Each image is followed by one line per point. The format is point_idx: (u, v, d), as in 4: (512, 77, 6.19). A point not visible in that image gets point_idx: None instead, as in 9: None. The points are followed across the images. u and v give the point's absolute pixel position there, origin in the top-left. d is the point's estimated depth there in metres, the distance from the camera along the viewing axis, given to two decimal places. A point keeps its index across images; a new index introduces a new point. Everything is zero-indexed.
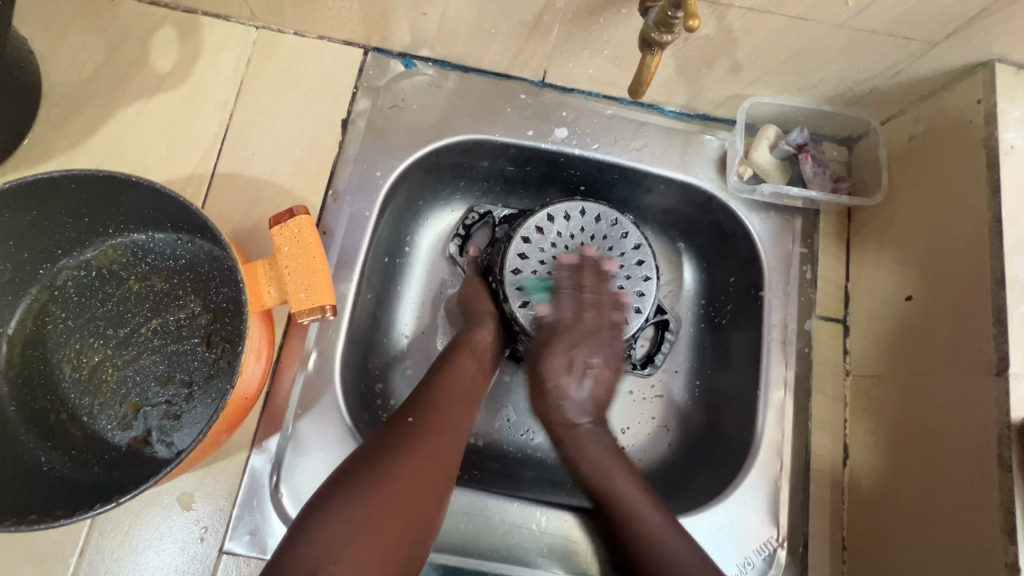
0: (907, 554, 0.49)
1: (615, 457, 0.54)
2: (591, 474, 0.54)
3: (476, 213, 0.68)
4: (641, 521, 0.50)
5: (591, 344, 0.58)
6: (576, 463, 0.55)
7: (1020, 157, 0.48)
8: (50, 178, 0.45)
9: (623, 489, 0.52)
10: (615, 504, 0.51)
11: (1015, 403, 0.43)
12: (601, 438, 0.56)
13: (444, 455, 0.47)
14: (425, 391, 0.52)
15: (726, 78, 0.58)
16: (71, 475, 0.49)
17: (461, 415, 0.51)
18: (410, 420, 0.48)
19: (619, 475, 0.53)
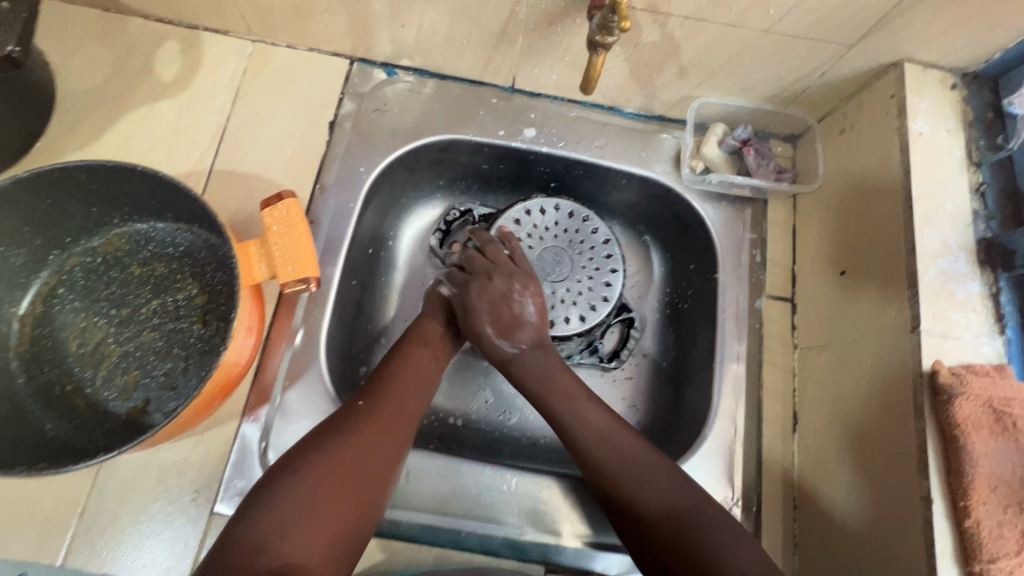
0: (846, 503, 0.53)
1: (591, 400, 0.57)
2: (562, 403, 0.57)
3: (458, 210, 0.73)
4: (614, 449, 0.53)
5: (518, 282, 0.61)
6: (559, 394, 0.57)
7: (927, 143, 0.54)
8: (65, 167, 0.51)
9: (602, 423, 0.55)
10: (606, 443, 0.54)
11: (926, 355, 0.48)
12: (592, 400, 0.57)
13: (388, 438, 0.51)
14: (376, 380, 0.55)
15: (676, 80, 0.64)
16: (75, 441, 0.53)
17: (409, 401, 0.55)
18: (357, 409, 0.52)
19: (608, 427, 0.55)
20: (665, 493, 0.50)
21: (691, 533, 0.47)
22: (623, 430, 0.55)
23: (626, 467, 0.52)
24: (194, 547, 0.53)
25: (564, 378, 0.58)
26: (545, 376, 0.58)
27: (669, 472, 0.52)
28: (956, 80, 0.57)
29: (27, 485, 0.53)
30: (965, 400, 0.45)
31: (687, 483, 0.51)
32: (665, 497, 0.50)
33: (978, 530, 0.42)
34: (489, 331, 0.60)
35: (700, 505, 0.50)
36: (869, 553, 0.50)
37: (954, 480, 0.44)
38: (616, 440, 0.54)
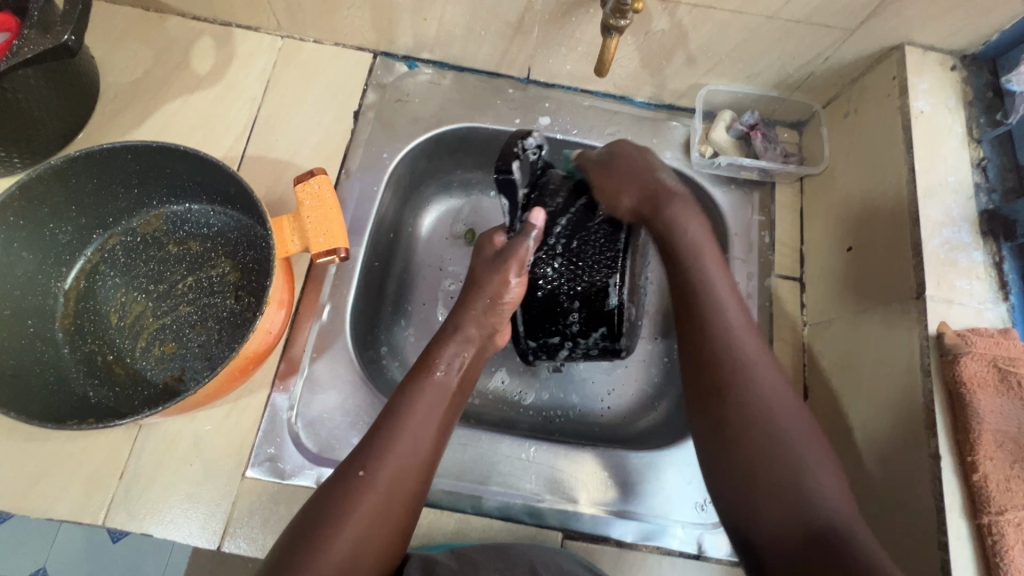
0: (857, 470, 0.55)
1: (745, 325, 0.52)
2: (708, 328, 0.51)
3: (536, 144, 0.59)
4: (814, 471, 0.45)
5: (629, 176, 0.58)
6: (705, 321, 0.52)
7: (928, 120, 0.57)
8: (113, 147, 0.54)
9: (793, 440, 0.46)
10: (747, 380, 0.49)
11: (932, 319, 0.50)
12: (764, 355, 0.51)
13: (394, 510, 0.47)
14: (377, 436, 0.50)
15: (685, 68, 0.67)
16: (116, 407, 0.56)
17: (421, 451, 0.50)
18: (361, 474, 0.47)
19: (762, 380, 0.49)
20: (788, 453, 0.45)
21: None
22: (818, 448, 0.46)
23: (765, 419, 0.47)
24: (225, 510, 0.55)
25: (727, 308, 0.52)
26: (711, 316, 0.52)
27: (813, 449, 0.46)
28: (956, 62, 0.60)
29: (71, 449, 0.55)
30: (970, 359, 0.46)
31: (827, 463, 0.45)
32: (790, 465, 0.45)
33: (986, 483, 0.44)
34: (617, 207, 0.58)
35: (821, 482, 0.44)
36: (880, 516, 0.51)
37: (961, 437, 0.46)
38: (763, 392, 0.48)
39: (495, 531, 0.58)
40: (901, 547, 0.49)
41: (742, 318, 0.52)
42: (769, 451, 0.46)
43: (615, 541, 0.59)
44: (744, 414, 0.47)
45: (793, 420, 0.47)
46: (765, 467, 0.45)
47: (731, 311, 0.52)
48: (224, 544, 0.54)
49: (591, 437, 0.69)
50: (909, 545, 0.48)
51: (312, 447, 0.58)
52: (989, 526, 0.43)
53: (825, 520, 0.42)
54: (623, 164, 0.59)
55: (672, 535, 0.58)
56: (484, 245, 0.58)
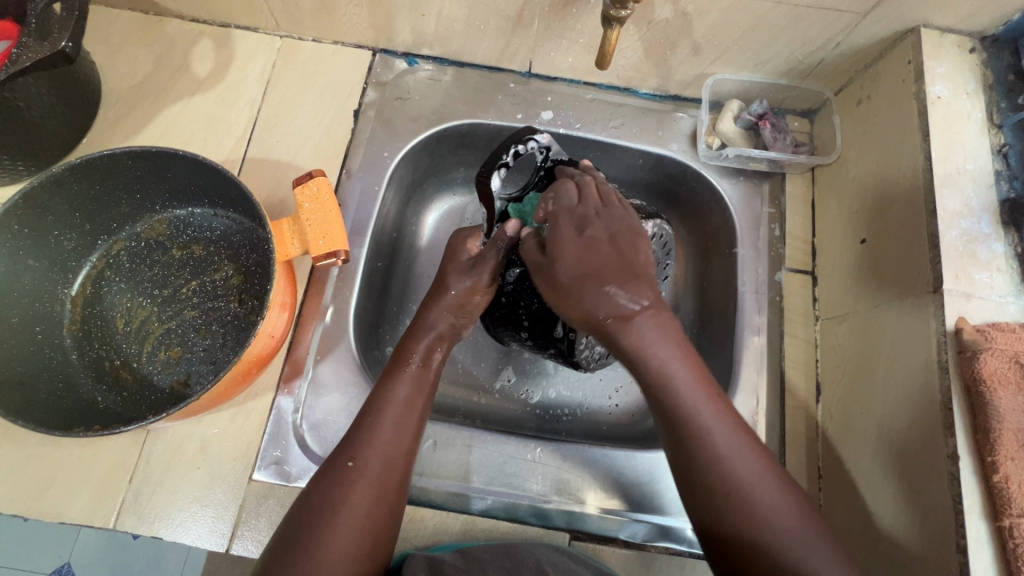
0: (873, 468, 0.53)
1: (702, 395, 0.42)
2: (694, 452, 0.40)
3: (537, 142, 0.56)
4: (794, 559, 0.37)
5: (580, 291, 0.44)
6: (694, 446, 0.41)
7: (945, 106, 0.54)
8: (113, 153, 0.54)
9: (772, 522, 0.38)
10: (741, 510, 0.39)
11: (950, 314, 0.48)
12: (734, 448, 0.40)
13: (387, 498, 0.47)
14: (363, 424, 0.50)
15: (690, 58, 0.65)
16: (124, 412, 0.56)
17: (404, 439, 0.50)
18: (351, 463, 0.47)
19: (761, 503, 0.39)
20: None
21: None
22: (790, 526, 0.38)
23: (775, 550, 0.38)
24: (233, 513, 0.56)
25: (697, 417, 0.41)
26: (674, 391, 0.41)
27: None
28: (974, 43, 0.57)
29: (81, 453, 0.56)
30: (990, 355, 0.44)
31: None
32: None
33: (1007, 484, 0.42)
34: (565, 307, 0.46)
35: (814, 568, 0.37)
36: (896, 514, 0.50)
37: (981, 436, 0.44)
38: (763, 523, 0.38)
39: (502, 533, 0.57)
40: (917, 547, 0.47)
41: (729, 440, 0.40)
42: (744, 541, 0.38)
43: (623, 542, 0.58)
44: (736, 526, 0.39)
45: (763, 498, 0.39)
46: (757, 566, 0.38)
47: (720, 445, 0.40)
48: (232, 546, 0.55)
49: (599, 436, 0.68)
50: (925, 547, 0.47)
51: (317, 449, 0.58)
52: (1010, 529, 0.42)
53: None
54: (569, 237, 0.46)
55: (682, 535, 0.58)
56: (459, 251, 0.58)
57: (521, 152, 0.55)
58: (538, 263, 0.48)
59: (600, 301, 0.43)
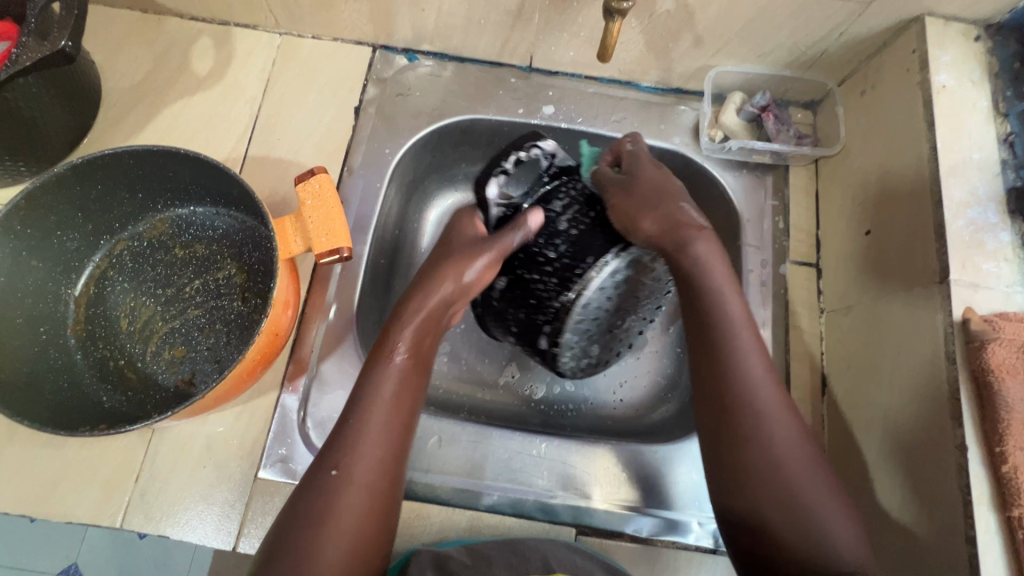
0: (879, 460, 0.53)
1: (746, 325, 0.49)
2: (727, 367, 0.48)
3: (539, 150, 0.59)
4: (792, 464, 0.45)
5: (655, 208, 0.53)
6: (727, 360, 0.48)
7: (951, 95, 0.54)
8: (114, 153, 0.54)
9: (779, 430, 0.46)
10: (757, 416, 0.46)
11: (957, 304, 0.48)
12: (765, 370, 0.48)
13: (377, 503, 0.46)
14: (345, 428, 0.47)
15: (692, 50, 0.65)
16: (129, 412, 0.57)
17: (391, 441, 0.48)
18: (336, 472, 0.45)
19: (775, 409, 0.46)
20: (788, 471, 0.44)
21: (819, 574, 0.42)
22: (798, 437, 0.46)
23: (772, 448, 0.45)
24: (239, 511, 0.56)
25: (740, 341, 0.48)
26: (725, 320, 0.49)
27: (821, 493, 0.44)
28: (979, 32, 0.57)
29: (87, 453, 0.56)
30: (998, 345, 0.44)
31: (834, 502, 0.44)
32: (797, 507, 0.43)
33: (1016, 475, 0.42)
34: (629, 223, 0.53)
35: (804, 477, 0.44)
36: (903, 506, 0.50)
37: (990, 427, 0.44)
38: (770, 426, 0.46)
39: (508, 528, 0.57)
40: (925, 539, 0.47)
41: (761, 359, 0.48)
42: (750, 443, 0.45)
43: (629, 536, 0.58)
44: (753, 431, 0.46)
45: (780, 411, 0.46)
46: (757, 468, 0.45)
47: (753, 366, 0.48)
48: (239, 544, 0.55)
49: (604, 431, 0.68)
50: (933, 539, 0.46)
51: (323, 447, 0.58)
52: (1018, 519, 0.42)
53: (797, 512, 0.43)
54: (641, 178, 0.56)
55: (688, 529, 0.58)
56: (454, 240, 0.57)
57: (524, 159, 0.59)
58: (618, 186, 0.56)
59: (672, 220, 0.52)
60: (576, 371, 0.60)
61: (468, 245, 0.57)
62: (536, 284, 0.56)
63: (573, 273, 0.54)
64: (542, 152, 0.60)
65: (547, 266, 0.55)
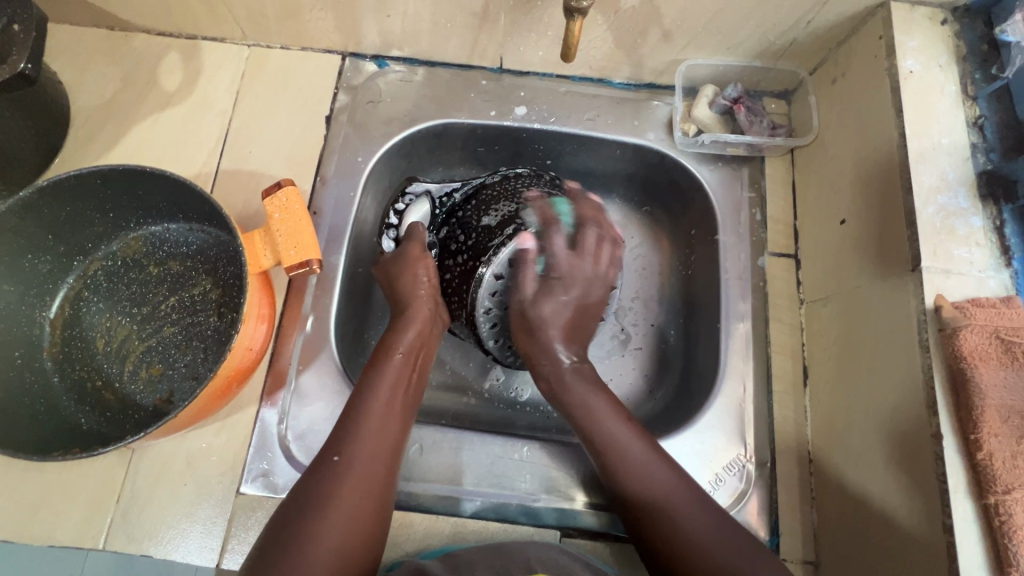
0: (860, 450, 0.53)
1: (589, 380, 0.57)
2: (589, 432, 0.54)
3: (412, 194, 0.66)
4: (661, 492, 0.50)
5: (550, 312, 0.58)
6: (590, 421, 0.54)
7: (918, 80, 0.53)
8: (80, 173, 0.53)
9: (638, 466, 0.51)
10: (627, 470, 0.51)
11: (929, 291, 0.47)
12: (615, 415, 0.54)
13: (375, 488, 0.48)
14: (348, 419, 0.50)
15: (661, 45, 0.64)
16: (107, 432, 0.56)
17: (390, 431, 0.51)
18: (337, 458, 0.48)
19: (633, 443, 0.53)
20: (665, 509, 0.49)
21: None
22: (659, 460, 0.52)
23: (639, 485, 0.51)
24: (223, 527, 0.56)
25: (592, 404, 0.55)
26: (566, 379, 0.57)
27: (707, 528, 0.48)
28: (946, 15, 0.56)
29: (67, 475, 0.56)
30: (970, 332, 0.44)
31: (731, 538, 0.47)
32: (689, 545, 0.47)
33: (991, 461, 0.41)
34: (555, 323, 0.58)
35: (679, 508, 0.49)
36: (884, 497, 0.50)
37: (964, 414, 0.44)
38: (637, 469, 0.51)
39: (492, 533, 0.57)
40: (904, 528, 0.47)
41: (623, 422, 0.54)
42: (626, 482, 0.51)
43: (614, 536, 0.58)
44: (628, 478, 0.51)
45: (638, 443, 0.53)
46: (642, 509, 0.50)
47: (602, 416, 0.54)
48: (223, 561, 0.55)
49: None
50: (912, 528, 0.46)
51: (303, 460, 0.57)
52: (996, 506, 0.41)
53: (690, 547, 0.47)
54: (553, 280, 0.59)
55: None
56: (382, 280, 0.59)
57: (401, 208, 0.66)
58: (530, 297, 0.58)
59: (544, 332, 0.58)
60: None
61: (394, 262, 0.59)
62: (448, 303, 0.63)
63: (466, 284, 0.60)
64: (418, 189, 0.66)
65: (449, 289, 0.62)
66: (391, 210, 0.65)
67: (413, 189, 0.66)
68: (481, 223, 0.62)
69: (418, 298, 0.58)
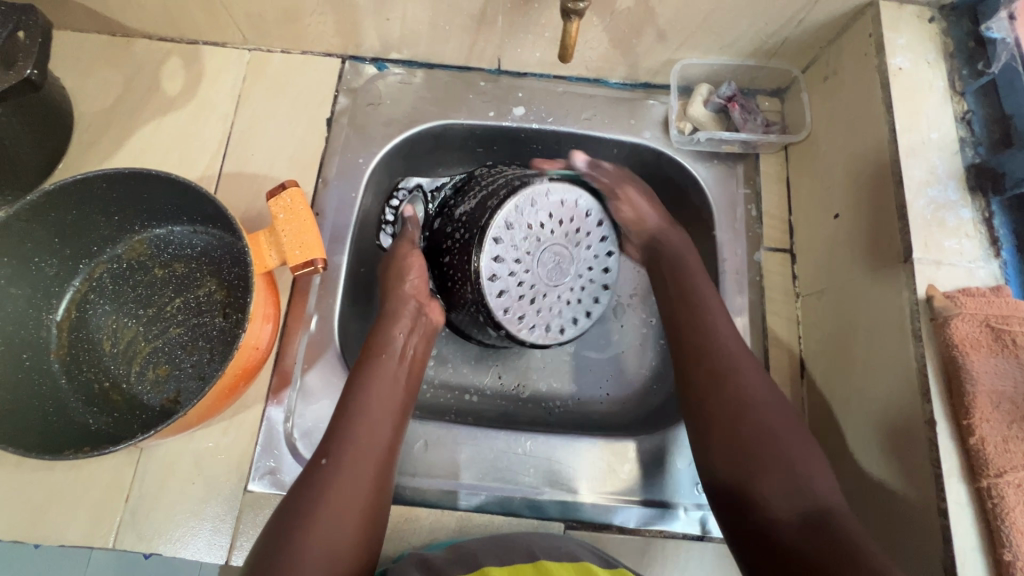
0: (856, 439, 0.54)
1: (716, 302, 0.58)
2: (700, 333, 0.56)
3: (404, 189, 0.72)
4: (772, 416, 0.50)
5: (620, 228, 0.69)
6: (707, 326, 0.56)
7: (907, 77, 0.55)
8: (87, 177, 0.54)
9: (749, 385, 0.52)
10: (736, 377, 0.52)
11: (921, 282, 0.49)
12: (729, 328, 0.56)
13: (365, 488, 0.48)
14: (336, 424, 0.51)
15: (656, 45, 0.66)
16: (115, 433, 0.57)
17: (379, 434, 0.52)
18: (324, 461, 0.49)
19: (750, 369, 0.53)
20: (767, 424, 0.49)
21: (802, 505, 0.45)
22: (773, 389, 0.52)
23: (756, 409, 0.50)
24: (231, 524, 0.56)
25: (711, 313, 0.57)
26: (688, 291, 0.59)
27: (804, 449, 0.48)
28: (934, 13, 0.57)
29: (76, 476, 0.57)
30: (961, 321, 0.45)
31: (820, 469, 0.48)
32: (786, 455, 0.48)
33: (983, 446, 0.43)
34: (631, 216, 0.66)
35: (779, 427, 0.49)
36: (880, 485, 0.51)
37: (957, 401, 0.45)
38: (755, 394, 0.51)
39: (497, 526, 0.58)
40: (900, 514, 0.48)
41: (736, 336, 0.56)
42: (729, 386, 0.52)
43: (617, 527, 0.59)
44: (733, 388, 0.52)
45: (751, 361, 0.54)
46: (744, 414, 0.50)
47: (722, 328, 0.56)
48: (232, 557, 0.55)
49: (592, 426, 0.69)
50: (907, 514, 0.47)
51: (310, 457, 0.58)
52: (988, 489, 0.42)
53: (786, 459, 0.47)
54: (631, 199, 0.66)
55: (675, 516, 0.59)
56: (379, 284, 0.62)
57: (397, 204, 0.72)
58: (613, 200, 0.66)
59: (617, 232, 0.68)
60: (553, 333, 0.64)
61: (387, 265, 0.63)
62: (455, 287, 0.63)
63: (465, 260, 0.60)
64: (411, 181, 0.72)
65: (452, 271, 0.62)
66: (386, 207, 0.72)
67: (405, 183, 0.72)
68: (460, 212, 0.64)
69: (401, 303, 0.60)
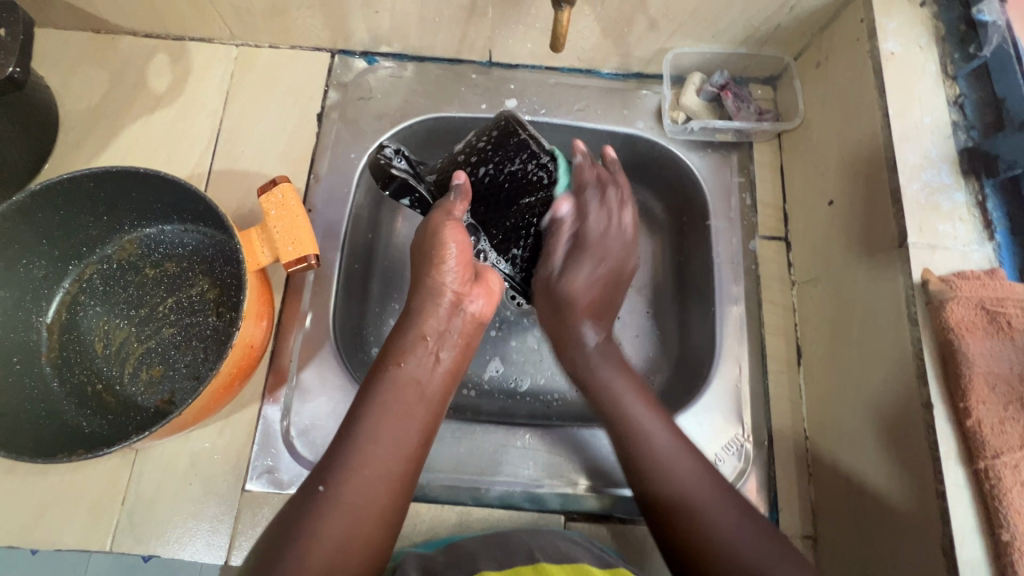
0: (854, 424, 0.54)
1: (613, 361, 0.57)
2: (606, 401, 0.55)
3: (390, 148, 0.59)
4: (676, 464, 0.50)
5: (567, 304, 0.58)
6: (619, 415, 0.54)
7: (900, 61, 0.55)
8: (74, 176, 0.53)
9: (649, 430, 0.52)
10: (639, 438, 0.52)
11: (916, 266, 0.49)
12: (630, 386, 0.55)
13: (363, 519, 0.44)
14: (340, 446, 0.47)
15: (648, 33, 0.65)
16: (110, 434, 0.56)
17: (386, 459, 0.47)
18: (321, 488, 0.45)
19: (629, 396, 0.55)
20: (673, 480, 0.50)
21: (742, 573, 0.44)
22: (672, 435, 0.52)
23: (662, 476, 0.50)
24: (229, 524, 0.56)
25: (607, 377, 0.56)
26: (589, 364, 0.57)
27: (721, 507, 0.48)
28: None
29: (71, 479, 0.56)
30: (956, 304, 0.45)
31: (754, 530, 0.47)
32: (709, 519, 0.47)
33: (979, 427, 0.43)
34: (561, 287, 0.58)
35: (688, 480, 0.49)
36: (878, 468, 0.51)
37: (953, 383, 0.45)
38: (661, 465, 0.50)
39: (497, 521, 0.58)
40: (898, 499, 0.48)
41: (635, 390, 0.55)
42: (639, 454, 0.51)
43: (618, 519, 0.59)
44: (643, 448, 0.51)
45: (651, 413, 0.53)
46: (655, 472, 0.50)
47: (618, 386, 0.55)
48: (231, 558, 0.55)
49: (591, 418, 0.68)
50: (904, 497, 0.48)
51: (307, 455, 0.58)
52: (985, 471, 0.42)
53: (708, 527, 0.47)
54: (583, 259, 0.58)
55: None
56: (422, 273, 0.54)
57: (393, 161, 0.59)
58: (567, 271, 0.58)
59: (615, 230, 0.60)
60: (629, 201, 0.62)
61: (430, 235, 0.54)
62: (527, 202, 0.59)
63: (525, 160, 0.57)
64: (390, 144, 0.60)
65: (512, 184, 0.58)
66: (388, 167, 0.58)
67: (383, 147, 0.59)
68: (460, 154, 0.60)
69: (435, 302, 0.53)
